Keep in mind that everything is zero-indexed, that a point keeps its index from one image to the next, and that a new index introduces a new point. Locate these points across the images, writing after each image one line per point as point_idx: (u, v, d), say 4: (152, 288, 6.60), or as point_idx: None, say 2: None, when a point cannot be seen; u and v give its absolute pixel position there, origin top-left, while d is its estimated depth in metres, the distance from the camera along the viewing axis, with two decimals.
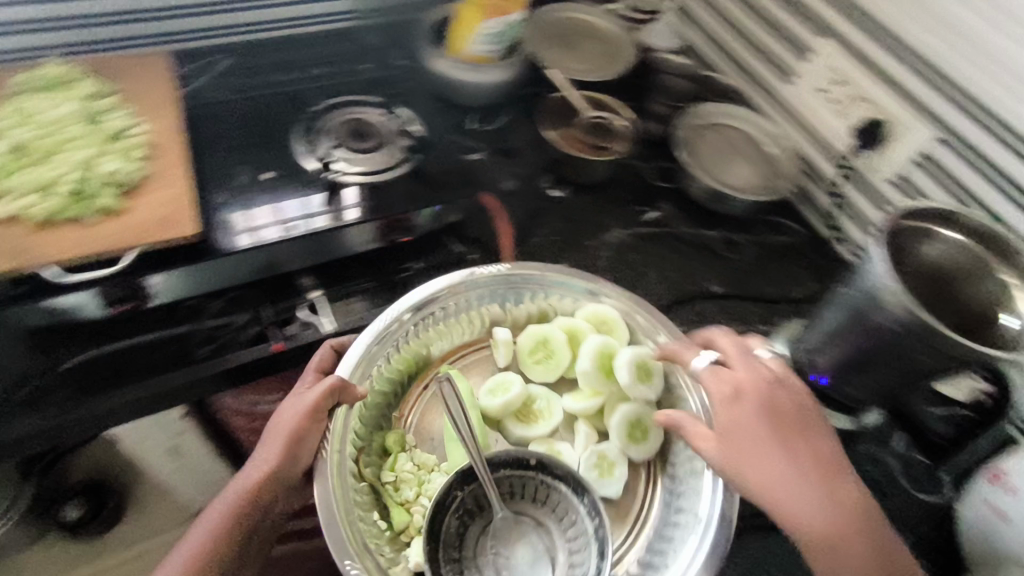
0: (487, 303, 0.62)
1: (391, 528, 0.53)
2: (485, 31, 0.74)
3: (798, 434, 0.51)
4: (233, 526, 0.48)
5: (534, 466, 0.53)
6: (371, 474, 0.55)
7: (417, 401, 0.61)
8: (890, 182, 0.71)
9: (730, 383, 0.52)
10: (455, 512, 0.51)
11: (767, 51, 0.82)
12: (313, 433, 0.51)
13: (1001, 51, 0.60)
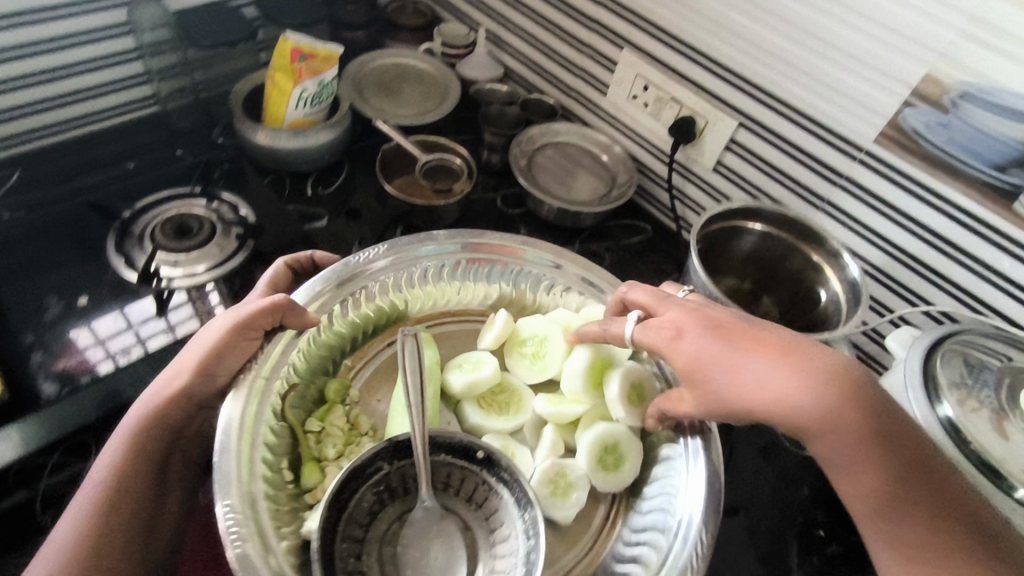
0: (442, 268, 0.67)
1: (299, 483, 0.54)
2: (299, 95, 0.76)
3: (760, 336, 0.48)
4: (144, 444, 0.49)
5: (479, 461, 0.51)
6: (296, 418, 0.56)
7: (371, 351, 0.64)
8: (713, 169, 0.78)
9: (670, 326, 0.51)
10: (375, 488, 0.50)
11: (580, 66, 0.86)
12: (239, 349, 0.54)
13: (769, 42, 0.66)
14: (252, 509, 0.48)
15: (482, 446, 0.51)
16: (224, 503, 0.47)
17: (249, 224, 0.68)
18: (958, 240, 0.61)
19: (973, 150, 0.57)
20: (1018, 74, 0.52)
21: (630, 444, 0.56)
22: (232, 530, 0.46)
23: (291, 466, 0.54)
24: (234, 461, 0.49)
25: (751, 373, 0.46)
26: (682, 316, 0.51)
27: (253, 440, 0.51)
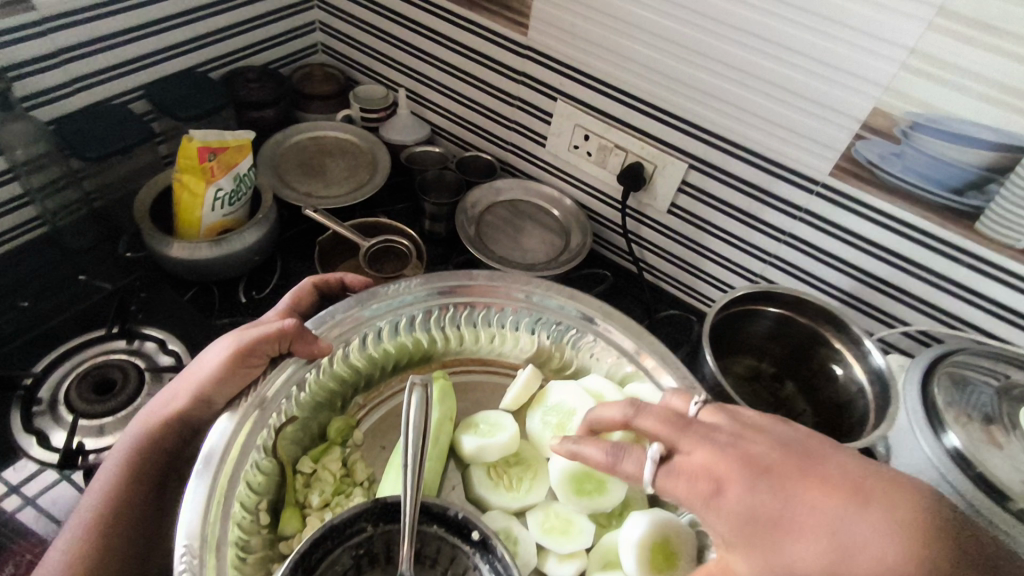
0: (457, 311, 0.63)
1: (275, 530, 0.50)
2: (215, 195, 0.68)
3: (819, 476, 0.39)
4: (140, 464, 0.50)
5: (473, 544, 0.45)
6: (287, 455, 0.53)
7: (383, 395, 0.61)
8: (668, 212, 0.76)
9: (704, 475, 0.42)
10: (354, 548, 0.45)
11: (513, 119, 0.82)
12: (235, 380, 0.52)
13: (710, 86, 0.64)
14: (213, 558, 0.43)
15: (478, 526, 0.44)
16: (181, 543, 0.43)
17: (183, 363, 0.60)
18: (923, 261, 0.61)
19: (929, 176, 0.57)
20: (966, 103, 0.52)
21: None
22: (184, 573, 0.42)
23: (270, 510, 0.51)
24: (200, 502, 0.45)
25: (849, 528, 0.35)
26: (716, 461, 0.42)
27: (229, 481, 0.47)
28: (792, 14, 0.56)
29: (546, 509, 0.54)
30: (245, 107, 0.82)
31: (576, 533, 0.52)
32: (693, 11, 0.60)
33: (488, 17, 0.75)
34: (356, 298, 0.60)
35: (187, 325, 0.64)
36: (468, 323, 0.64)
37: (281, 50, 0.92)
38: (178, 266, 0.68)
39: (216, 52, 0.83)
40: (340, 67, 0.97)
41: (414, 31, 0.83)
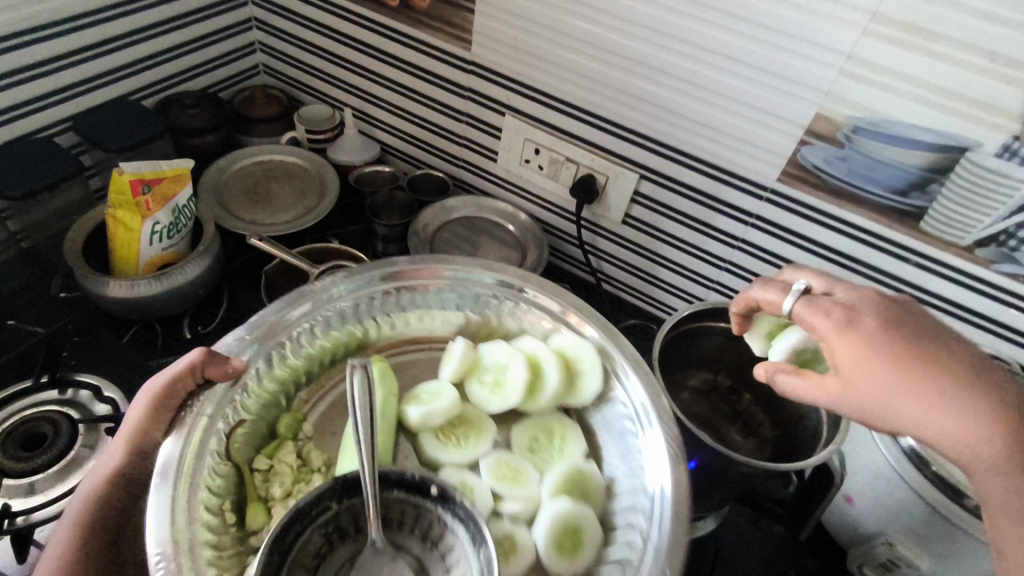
0: (405, 294, 0.60)
1: (243, 526, 0.48)
2: (152, 230, 0.65)
3: (959, 355, 0.40)
4: (91, 525, 0.46)
5: (434, 499, 0.44)
6: (242, 456, 0.51)
7: (331, 383, 0.59)
8: (623, 222, 0.75)
9: (838, 306, 0.43)
10: (323, 527, 0.44)
11: (462, 135, 0.80)
12: (160, 423, 0.49)
13: (655, 96, 0.64)
14: (187, 561, 0.42)
15: (437, 481, 0.44)
16: (153, 551, 0.42)
17: (121, 412, 0.56)
18: (872, 261, 0.62)
19: (873, 178, 0.57)
20: (903, 106, 0.52)
21: (594, 530, 0.49)
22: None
23: (235, 509, 0.49)
24: (166, 503, 0.44)
25: (895, 390, 0.40)
26: (847, 330, 0.42)
27: (189, 481, 0.46)
28: (730, 22, 0.55)
29: (496, 458, 0.54)
30: (183, 135, 0.79)
31: (522, 478, 0.52)
32: (633, 23, 0.60)
33: (430, 33, 0.73)
34: (287, 295, 0.57)
35: (125, 369, 0.61)
36: (416, 307, 0.61)
37: (220, 73, 0.89)
38: (116, 305, 0.64)
39: (149, 77, 0.80)
40: (284, 88, 0.94)
41: (356, 49, 0.81)
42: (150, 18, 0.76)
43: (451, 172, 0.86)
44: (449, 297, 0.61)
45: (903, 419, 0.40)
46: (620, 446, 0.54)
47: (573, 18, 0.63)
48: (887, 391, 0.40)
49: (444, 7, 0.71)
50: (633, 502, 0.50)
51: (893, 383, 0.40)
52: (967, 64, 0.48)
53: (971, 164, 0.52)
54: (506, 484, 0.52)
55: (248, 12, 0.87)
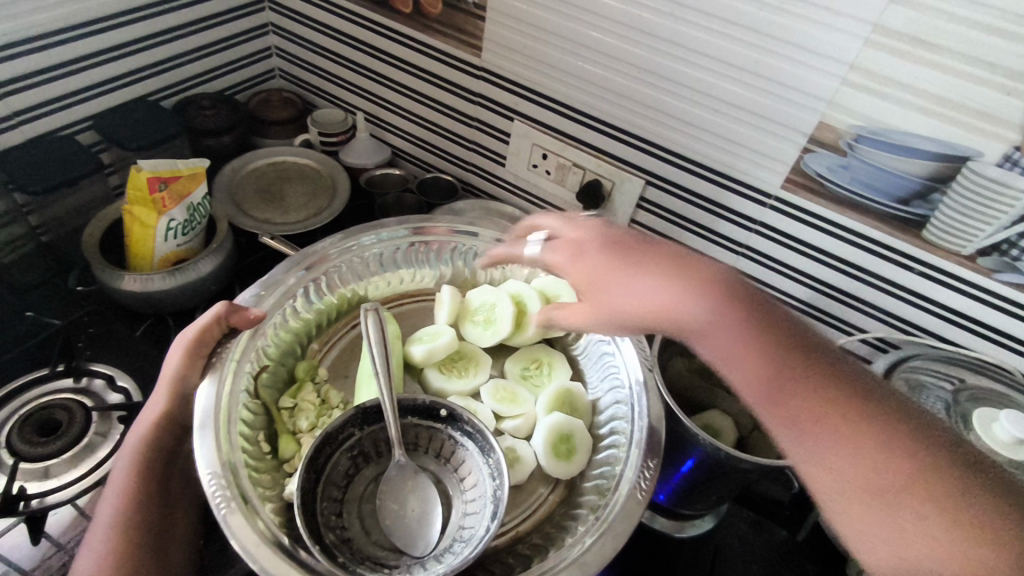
0: (399, 251, 0.68)
1: (277, 455, 0.55)
2: (167, 226, 0.67)
3: (704, 269, 0.46)
4: (145, 468, 0.50)
5: (443, 419, 0.52)
6: (269, 397, 0.58)
7: (336, 335, 0.66)
8: (628, 227, 0.76)
9: (574, 245, 0.53)
10: (348, 452, 0.51)
11: (471, 139, 0.82)
12: (195, 369, 0.54)
13: (662, 104, 0.65)
14: (234, 478, 0.48)
15: (445, 403, 0.51)
16: (206, 472, 0.47)
17: (134, 402, 0.57)
18: (875, 268, 0.62)
19: (875, 186, 0.58)
20: (906, 115, 0.53)
21: (585, 437, 0.54)
22: (215, 493, 0.46)
23: (269, 441, 0.56)
24: (210, 432, 0.50)
25: (650, 293, 0.46)
26: (608, 259, 0.50)
27: (227, 414, 0.52)
28: (736, 31, 0.56)
29: (494, 384, 0.58)
30: (200, 135, 0.81)
31: (519, 400, 0.56)
32: (640, 31, 0.61)
33: (442, 39, 0.75)
34: (295, 256, 0.63)
35: (138, 360, 0.63)
36: (410, 263, 0.69)
37: (236, 76, 0.91)
38: (131, 298, 0.66)
39: (168, 79, 0.82)
40: (298, 91, 0.96)
41: (369, 54, 0.83)
42: (170, 21, 0.78)
43: (460, 176, 0.87)
44: (437, 254, 0.69)
45: (655, 319, 0.46)
46: (602, 373, 0.59)
47: (582, 26, 0.64)
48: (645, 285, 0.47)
49: (455, 14, 0.72)
50: (615, 412, 0.55)
51: (651, 291, 0.46)
52: (969, 75, 0.49)
53: (973, 173, 0.53)
54: (504, 404, 0.56)
55: (264, 17, 0.89)
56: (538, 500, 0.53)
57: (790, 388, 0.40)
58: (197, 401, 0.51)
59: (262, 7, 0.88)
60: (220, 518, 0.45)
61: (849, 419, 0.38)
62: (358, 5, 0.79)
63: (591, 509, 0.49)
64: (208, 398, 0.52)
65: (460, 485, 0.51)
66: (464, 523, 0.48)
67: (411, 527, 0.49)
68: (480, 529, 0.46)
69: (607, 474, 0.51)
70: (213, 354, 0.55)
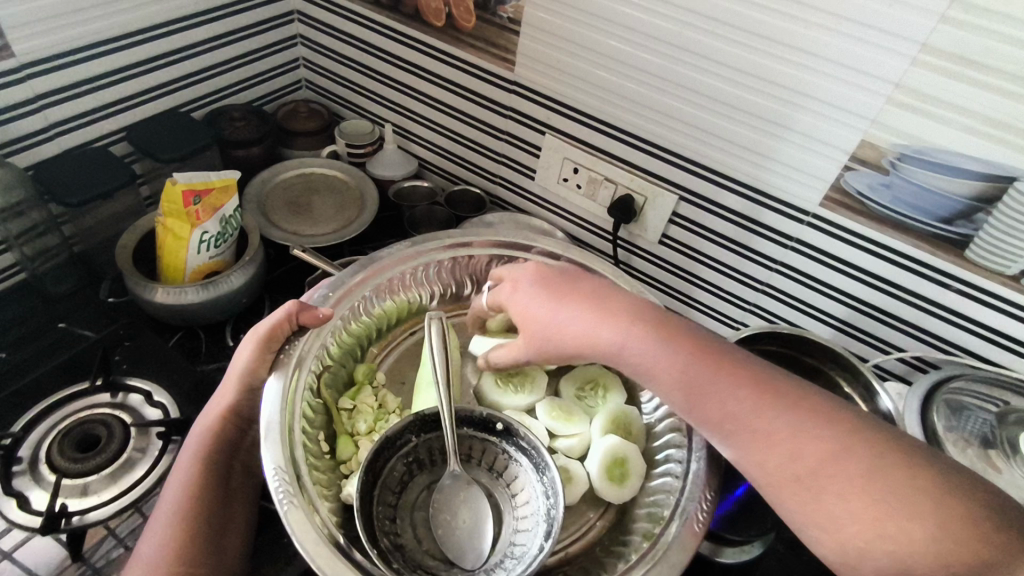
0: (460, 262, 0.70)
1: (335, 455, 0.56)
2: (201, 238, 0.67)
3: (641, 313, 0.51)
4: (210, 456, 0.53)
5: (499, 433, 0.52)
6: (331, 397, 0.60)
7: (394, 341, 0.68)
8: (659, 242, 0.76)
9: (513, 281, 0.58)
10: (405, 459, 0.52)
11: (500, 152, 0.82)
12: (264, 364, 0.57)
13: (697, 120, 0.64)
14: (296, 476, 0.49)
15: (502, 418, 0.51)
16: (271, 466, 0.49)
17: (171, 417, 0.58)
18: (915, 287, 0.62)
19: (918, 206, 0.58)
20: (951, 135, 0.53)
21: (639, 462, 0.54)
22: (279, 490, 0.48)
23: (328, 440, 0.57)
24: (276, 426, 0.52)
25: (604, 336, 0.50)
26: (544, 299, 0.54)
27: (292, 410, 0.54)
28: (776, 49, 0.56)
29: (549, 401, 0.57)
30: (230, 146, 0.81)
31: (576, 419, 0.56)
32: (678, 48, 0.61)
33: (474, 53, 0.75)
34: (359, 261, 0.65)
35: (173, 373, 0.62)
36: (469, 274, 0.71)
37: (264, 88, 0.91)
38: (163, 311, 0.66)
39: (198, 90, 0.82)
40: (324, 102, 0.96)
41: (398, 66, 0.83)
42: (202, 34, 0.78)
43: (488, 188, 0.87)
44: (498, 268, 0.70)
45: (614, 359, 0.50)
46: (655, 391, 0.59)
47: (617, 42, 0.64)
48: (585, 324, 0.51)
49: (487, 28, 0.72)
50: (670, 436, 0.55)
51: (607, 333, 0.50)
52: (1018, 95, 0.49)
53: (1020, 193, 0.52)
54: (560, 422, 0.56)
55: (293, 29, 0.90)
56: (586, 525, 0.53)
57: (747, 415, 0.44)
58: (266, 395, 0.54)
59: (291, 19, 0.88)
60: (281, 514, 0.47)
61: (803, 433, 0.43)
62: (389, 17, 0.79)
63: (643, 536, 0.50)
64: (276, 395, 0.54)
65: (512, 501, 0.51)
66: (517, 537, 0.48)
67: (461, 539, 0.49)
68: (533, 547, 0.46)
69: (661, 502, 0.51)
70: (282, 350, 0.57)
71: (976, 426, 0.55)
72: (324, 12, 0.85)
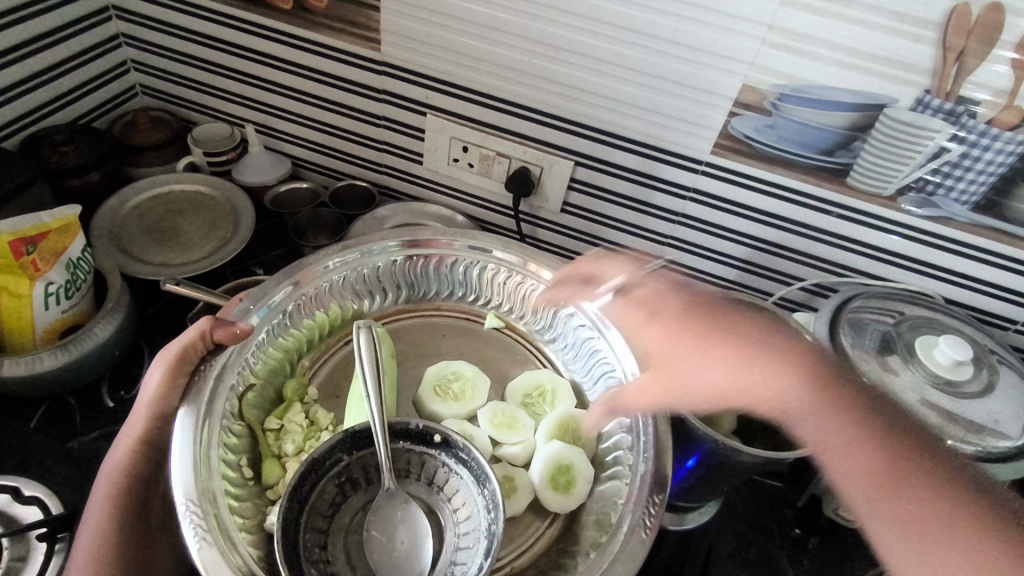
0: (391, 267, 0.64)
1: (260, 481, 0.51)
2: (45, 292, 0.56)
3: (730, 336, 0.50)
4: (122, 499, 0.46)
5: (437, 445, 0.49)
6: (255, 417, 0.54)
7: (327, 352, 0.62)
8: (562, 211, 0.75)
9: (657, 303, 0.55)
10: (337, 479, 0.48)
11: (383, 140, 0.76)
12: (177, 388, 0.50)
13: (582, 81, 0.62)
14: (212, 510, 0.44)
15: (439, 429, 0.48)
16: (181, 501, 0.43)
17: (53, 513, 0.50)
18: (805, 220, 0.64)
19: (802, 142, 0.59)
20: (824, 70, 0.54)
21: (586, 467, 0.53)
22: (190, 529, 0.42)
23: (251, 465, 0.52)
24: (189, 458, 0.45)
25: (710, 373, 0.49)
26: (722, 350, 0.49)
27: (208, 439, 0.48)
28: (650, 1, 0.55)
29: (493, 407, 0.56)
30: (60, 176, 0.70)
31: (518, 424, 0.55)
32: (551, 9, 0.58)
33: (333, 36, 0.68)
34: (281, 272, 0.59)
35: (45, 462, 0.54)
36: (408, 279, 0.65)
37: (89, 100, 0.79)
38: (11, 385, 0.56)
39: (4, 114, 0.69)
40: (169, 108, 0.85)
41: (248, 59, 0.74)
42: None
43: (375, 181, 0.82)
44: (437, 269, 0.65)
45: (710, 403, 0.48)
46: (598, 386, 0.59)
47: (487, 8, 0.60)
48: (795, 408, 0.46)
49: (344, 6, 0.65)
50: (618, 436, 0.55)
51: (705, 371, 0.49)
52: (881, 26, 0.50)
53: (889, 119, 0.55)
54: (503, 431, 0.55)
55: (113, 27, 0.78)
56: (535, 533, 0.52)
57: (887, 458, 0.42)
58: (176, 427, 0.47)
59: (108, 16, 0.76)
60: (192, 552, 0.41)
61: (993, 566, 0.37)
62: (228, 4, 0.70)
63: (591, 546, 0.49)
64: (187, 425, 0.47)
65: (453, 516, 0.48)
66: (458, 559, 0.45)
67: (399, 560, 0.46)
68: (473, 565, 0.44)
69: (609, 508, 0.51)
70: (195, 372, 0.51)
71: (877, 337, 0.59)
72: (148, 5, 0.74)
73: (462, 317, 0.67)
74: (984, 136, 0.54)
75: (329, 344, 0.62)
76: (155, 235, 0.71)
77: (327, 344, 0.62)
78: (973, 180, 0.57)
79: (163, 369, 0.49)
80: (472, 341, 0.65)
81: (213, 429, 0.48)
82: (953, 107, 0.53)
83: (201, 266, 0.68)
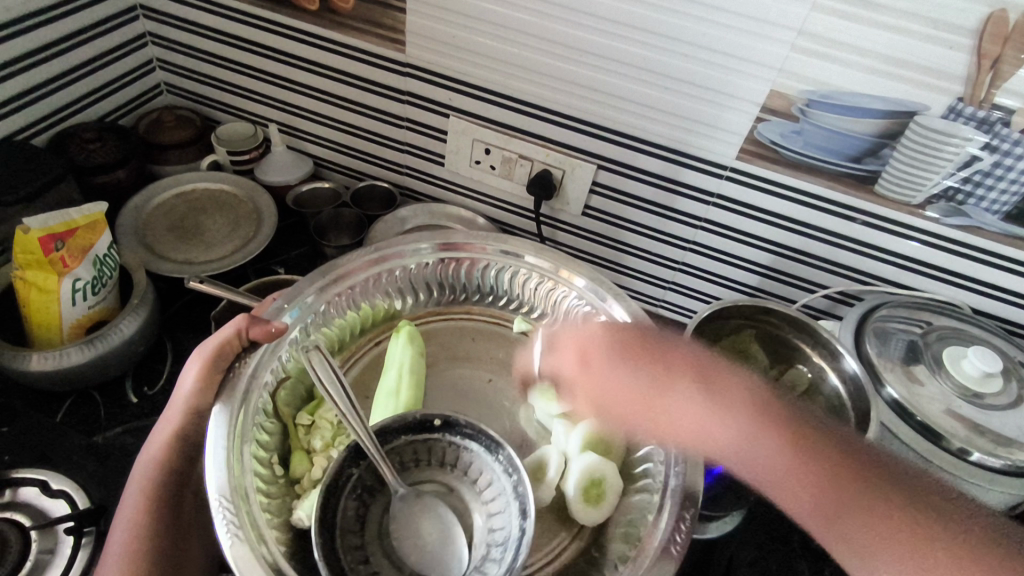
0: (422, 269, 0.64)
1: (290, 476, 0.51)
2: (73, 287, 0.57)
3: None
4: (157, 492, 0.46)
5: (439, 428, 0.50)
6: (286, 414, 0.54)
7: (361, 352, 0.63)
8: (583, 214, 0.74)
9: None
10: (353, 494, 0.48)
11: (404, 140, 0.76)
12: (214, 384, 0.50)
13: (607, 86, 0.62)
14: (244, 507, 0.44)
15: (438, 413, 0.50)
16: (216, 497, 0.44)
17: (80, 508, 0.51)
18: (830, 226, 0.64)
19: (830, 149, 0.59)
20: (854, 76, 0.53)
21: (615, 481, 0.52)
22: (224, 525, 0.42)
23: (282, 461, 0.52)
24: (222, 454, 0.46)
25: None
26: None
27: (241, 436, 0.48)
28: (677, 6, 0.54)
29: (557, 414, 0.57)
30: (87, 174, 0.70)
31: None
32: (575, 12, 0.58)
33: (358, 37, 0.68)
34: (316, 271, 0.59)
35: (70, 455, 0.55)
36: (439, 279, 0.66)
37: (117, 99, 0.80)
38: (41, 379, 0.57)
39: (34, 112, 0.70)
40: (193, 107, 0.86)
41: (271, 58, 0.74)
42: (25, 44, 0.66)
43: (397, 181, 0.82)
44: (461, 270, 0.65)
45: None
46: None
47: (512, 11, 0.60)
48: None
49: (369, 7, 0.65)
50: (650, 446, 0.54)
51: None
52: (913, 32, 0.50)
53: (920, 127, 0.54)
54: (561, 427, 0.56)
55: (141, 26, 0.78)
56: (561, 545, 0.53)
57: None
58: (211, 422, 0.47)
59: (136, 15, 0.77)
60: (224, 548, 0.42)
61: None
62: (253, 4, 0.70)
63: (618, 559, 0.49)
64: (223, 421, 0.48)
65: (475, 489, 0.50)
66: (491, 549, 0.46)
67: (435, 553, 0.47)
68: (512, 527, 0.46)
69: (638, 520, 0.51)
70: (231, 369, 0.51)
71: (904, 347, 0.59)
72: (174, 5, 0.75)
73: (490, 322, 0.67)
74: (1017, 145, 0.53)
75: (360, 343, 0.63)
76: (180, 233, 0.72)
77: (357, 343, 0.63)
78: (1003, 190, 0.56)
79: (201, 367, 0.50)
80: (499, 344, 0.66)
81: (246, 424, 0.49)
82: (986, 115, 0.52)
83: (225, 262, 0.69)
